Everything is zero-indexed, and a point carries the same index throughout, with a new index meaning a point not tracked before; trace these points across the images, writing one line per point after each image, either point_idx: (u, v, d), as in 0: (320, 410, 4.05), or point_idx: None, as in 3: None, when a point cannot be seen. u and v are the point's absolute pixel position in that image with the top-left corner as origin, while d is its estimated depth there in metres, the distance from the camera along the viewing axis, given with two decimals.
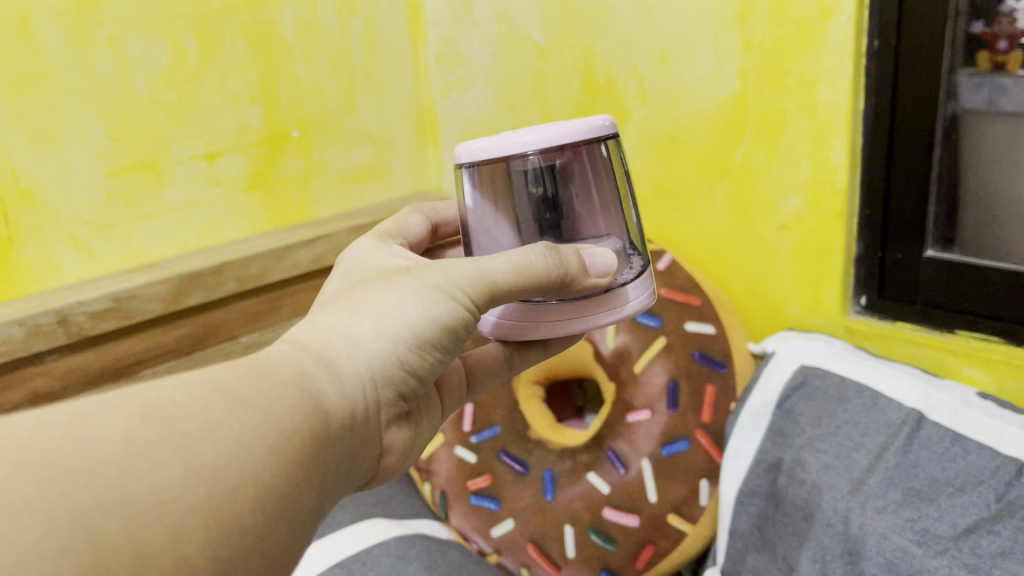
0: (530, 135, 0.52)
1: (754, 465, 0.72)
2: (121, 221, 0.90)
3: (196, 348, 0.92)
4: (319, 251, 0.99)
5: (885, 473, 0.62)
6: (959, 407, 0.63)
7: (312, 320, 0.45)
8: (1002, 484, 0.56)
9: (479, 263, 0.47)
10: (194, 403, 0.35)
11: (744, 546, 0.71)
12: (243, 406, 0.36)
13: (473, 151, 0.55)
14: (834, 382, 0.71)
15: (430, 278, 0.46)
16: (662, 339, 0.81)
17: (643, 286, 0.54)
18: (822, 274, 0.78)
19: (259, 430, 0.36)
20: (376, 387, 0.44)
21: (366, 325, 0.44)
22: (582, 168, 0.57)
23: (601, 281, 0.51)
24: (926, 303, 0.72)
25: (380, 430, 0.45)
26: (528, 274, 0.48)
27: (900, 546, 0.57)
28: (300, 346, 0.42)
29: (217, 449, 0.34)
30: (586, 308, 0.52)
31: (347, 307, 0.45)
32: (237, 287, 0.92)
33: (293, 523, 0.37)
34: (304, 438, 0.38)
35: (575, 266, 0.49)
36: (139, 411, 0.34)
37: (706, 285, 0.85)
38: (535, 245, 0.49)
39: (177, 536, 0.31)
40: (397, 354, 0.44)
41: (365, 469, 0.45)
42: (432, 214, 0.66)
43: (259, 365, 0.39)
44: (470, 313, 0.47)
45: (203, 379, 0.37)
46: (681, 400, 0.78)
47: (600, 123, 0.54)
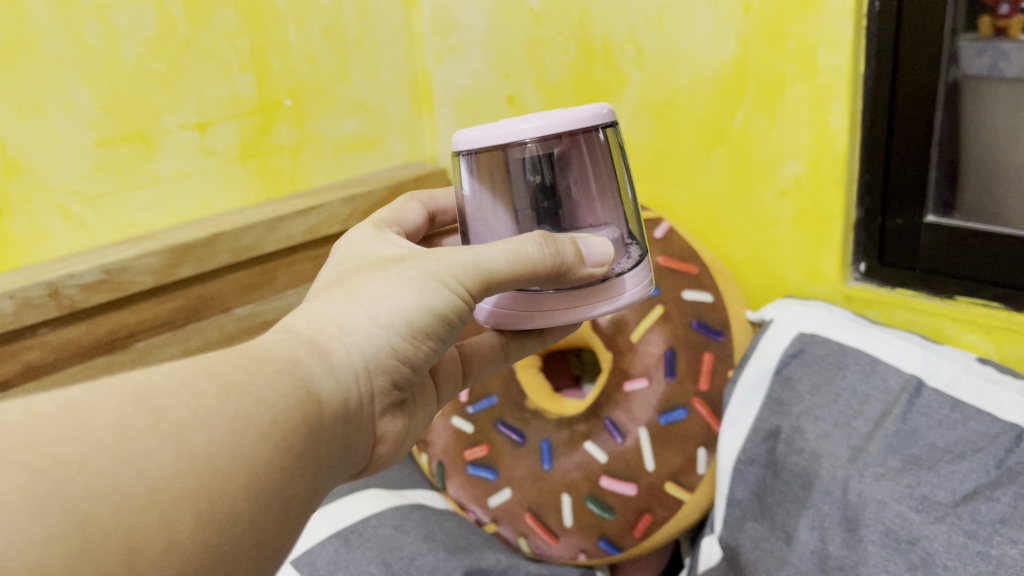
0: (527, 123, 0.51)
1: (753, 433, 0.72)
2: (112, 191, 0.89)
3: (190, 320, 0.91)
4: (312, 222, 0.98)
5: (884, 440, 0.62)
6: (959, 373, 0.63)
7: (308, 309, 0.44)
8: (1002, 450, 0.56)
9: (475, 251, 0.46)
10: (185, 390, 0.34)
11: (743, 514, 0.71)
12: (235, 392, 0.36)
13: (469, 139, 0.53)
14: (833, 349, 0.70)
15: (424, 265, 0.45)
16: (660, 307, 0.80)
17: (640, 275, 0.54)
18: (822, 241, 0.77)
19: (252, 416, 0.35)
20: (370, 376, 0.43)
21: (358, 313, 0.43)
22: (581, 156, 0.56)
23: (597, 270, 0.51)
24: (926, 269, 0.72)
25: (374, 418, 0.45)
26: (523, 262, 0.47)
27: (899, 514, 0.57)
28: (293, 335, 0.41)
29: (208, 436, 0.33)
30: (582, 297, 0.51)
31: (341, 296, 0.44)
32: (231, 258, 0.91)
33: (287, 509, 0.36)
34: (295, 417, 0.37)
35: (571, 255, 0.49)
36: (130, 398, 0.33)
37: (703, 252, 0.84)
38: (530, 234, 0.48)
39: (168, 523, 0.31)
40: (391, 343, 0.43)
41: (359, 457, 0.45)
42: (430, 202, 0.65)
43: (253, 352, 0.39)
44: (464, 301, 0.46)
45: (195, 365, 0.36)
46: (679, 367, 0.77)
47: (597, 111, 0.53)
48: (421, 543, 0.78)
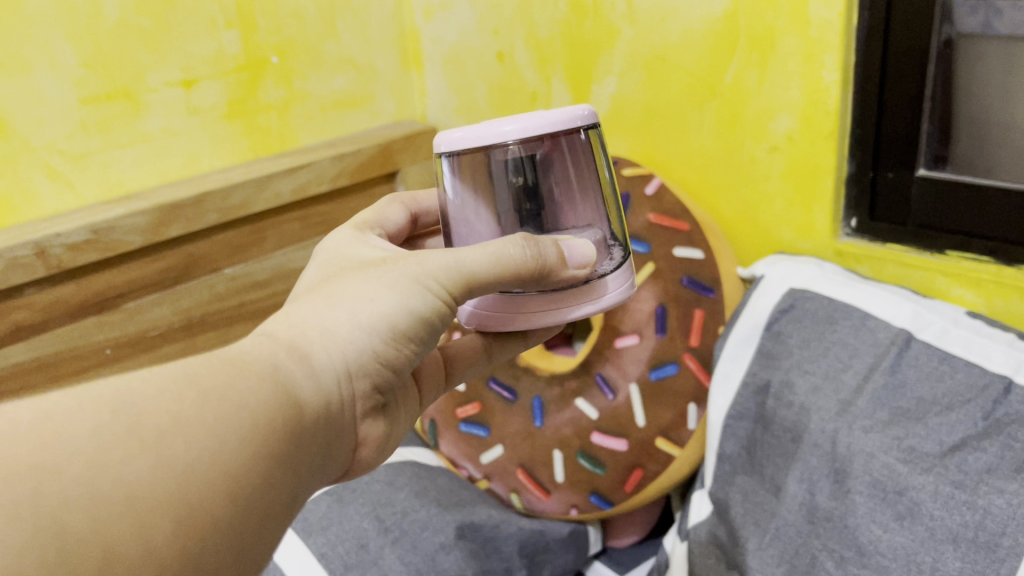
0: (510, 124, 0.52)
1: (743, 388, 0.72)
2: (97, 150, 0.88)
3: (181, 280, 0.90)
4: (301, 181, 0.97)
5: (873, 393, 0.62)
6: (948, 326, 0.63)
7: (288, 313, 0.45)
8: (989, 402, 0.56)
9: (456, 254, 0.48)
10: (164, 396, 0.35)
11: (733, 468, 0.72)
12: (215, 399, 0.36)
13: (451, 140, 0.54)
14: (823, 304, 0.70)
15: (406, 269, 0.47)
16: (650, 264, 0.79)
17: (623, 276, 0.56)
18: (812, 196, 0.77)
19: (231, 421, 0.36)
20: (351, 379, 0.44)
21: (340, 317, 0.44)
22: (563, 158, 0.59)
23: (579, 272, 0.52)
24: (917, 223, 0.72)
25: (356, 422, 0.45)
26: (505, 265, 0.48)
27: (886, 465, 0.58)
28: (274, 340, 0.42)
29: (187, 442, 0.34)
30: (564, 299, 0.53)
31: (322, 300, 0.45)
32: (220, 218, 0.91)
33: (267, 513, 0.37)
34: (274, 419, 0.38)
35: (554, 257, 0.51)
36: (107, 405, 0.34)
37: (695, 209, 0.83)
38: (513, 236, 0.50)
39: (146, 530, 0.32)
40: (373, 347, 0.44)
41: (341, 462, 0.45)
42: (412, 203, 0.65)
43: (232, 357, 0.39)
44: (446, 304, 0.47)
45: (174, 371, 0.37)
46: (670, 324, 0.77)
47: (580, 113, 0.54)
48: (413, 499, 0.79)
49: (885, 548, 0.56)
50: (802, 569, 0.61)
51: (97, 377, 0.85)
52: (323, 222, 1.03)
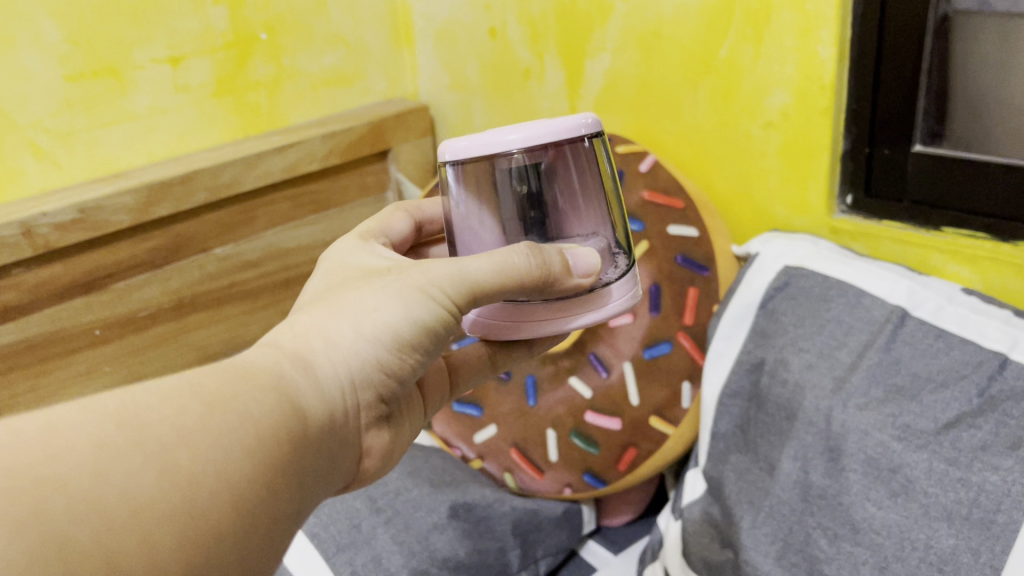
0: (513, 133, 0.53)
1: (737, 365, 0.72)
2: (84, 128, 0.87)
3: (170, 260, 0.89)
4: (291, 159, 0.96)
5: (868, 370, 0.62)
6: (943, 303, 0.62)
7: (296, 321, 0.47)
8: (984, 378, 0.56)
9: (460, 263, 0.49)
10: (167, 407, 0.37)
11: (727, 447, 0.72)
12: (220, 410, 0.38)
13: (456, 149, 0.55)
14: (818, 282, 0.69)
15: (410, 279, 0.48)
16: (645, 242, 0.78)
17: (627, 286, 0.56)
18: (808, 173, 0.76)
19: (235, 433, 0.38)
20: (354, 389, 0.46)
21: (344, 328, 0.46)
22: (567, 167, 0.59)
23: (585, 280, 0.53)
24: (912, 200, 0.71)
25: (361, 431, 0.48)
26: (508, 273, 0.49)
27: (881, 442, 0.58)
28: (279, 349, 0.44)
29: (191, 454, 0.35)
30: (567, 308, 0.54)
31: (326, 309, 0.47)
32: (209, 197, 0.90)
33: (271, 525, 0.39)
34: (278, 429, 0.40)
35: (558, 265, 0.51)
36: (110, 418, 0.35)
37: (690, 185, 0.81)
38: (518, 245, 0.51)
39: (150, 541, 0.32)
40: (376, 356, 0.46)
41: (346, 470, 0.48)
42: (416, 212, 0.65)
43: (237, 368, 0.41)
44: (451, 313, 0.49)
45: (181, 384, 0.38)
46: (664, 302, 0.77)
47: (583, 121, 0.55)
48: (406, 479, 0.79)
49: (879, 525, 0.56)
50: (796, 547, 0.61)
51: (87, 358, 0.85)
52: (313, 202, 1.02)
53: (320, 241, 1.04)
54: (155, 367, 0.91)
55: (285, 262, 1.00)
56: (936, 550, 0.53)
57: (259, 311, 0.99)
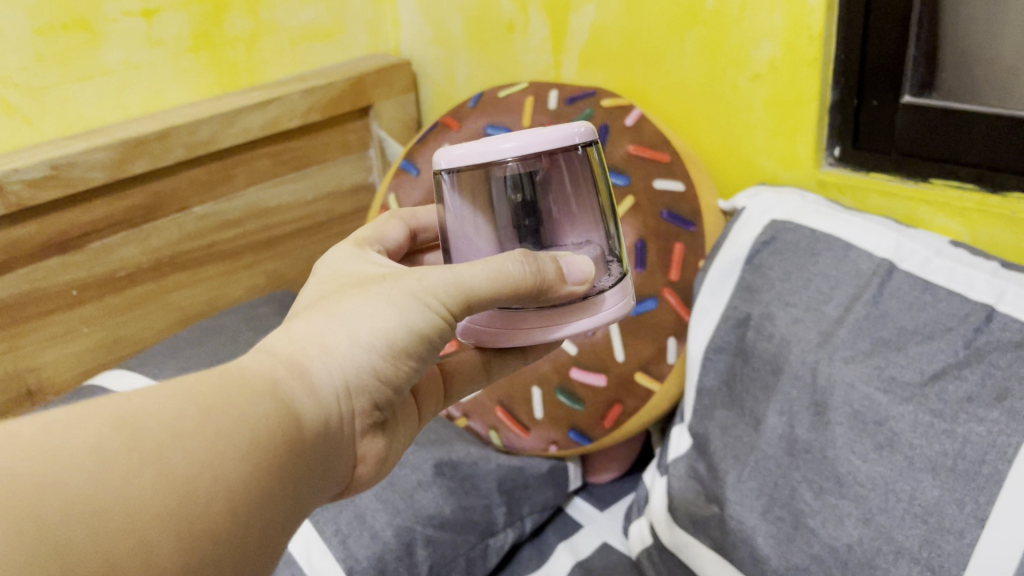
0: (508, 142, 0.51)
1: (723, 321, 0.71)
2: (55, 83, 0.84)
3: (147, 219, 0.88)
4: (271, 115, 0.94)
5: (854, 324, 0.61)
6: (931, 256, 0.61)
7: (292, 327, 0.46)
8: (971, 330, 0.55)
9: (456, 269, 0.48)
10: (164, 411, 0.37)
11: (713, 402, 0.71)
12: (214, 413, 0.38)
13: (452, 157, 0.53)
14: (805, 236, 0.68)
15: (405, 285, 0.47)
16: (630, 198, 0.77)
17: (622, 292, 0.55)
18: (796, 126, 0.75)
19: (232, 436, 0.38)
20: (349, 396, 0.45)
21: (340, 335, 0.45)
22: (561, 176, 0.58)
23: (578, 287, 0.52)
24: (901, 153, 0.70)
25: (355, 438, 0.47)
26: (503, 280, 0.49)
27: (866, 395, 0.58)
28: (274, 355, 0.44)
29: (189, 457, 0.36)
30: (563, 314, 0.53)
31: (322, 315, 0.46)
32: (187, 154, 0.88)
33: (267, 530, 0.39)
34: (276, 437, 0.40)
35: (552, 272, 0.51)
36: (107, 420, 0.35)
37: (676, 138, 0.79)
38: (512, 252, 0.50)
39: (147, 545, 0.33)
40: (371, 364, 0.45)
41: (341, 477, 0.47)
42: (410, 219, 0.65)
43: (233, 373, 0.41)
44: (445, 320, 0.48)
45: (176, 389, 0.38)
46: (650, 259, 0.77)
47: (578, 130, 0.53)
48: None
49: (863, 478, 0.56)
50: (781, 501, 0.61)
51: (64, 319, 0.84)
52: (294, 159, 1.00)
53: (301, 200, 1.02)
54: (135, 327, 0.89)
55: (265, 222, 0.99)
56: (921, 501, 0.53)
57: (240, 271, 0.98)
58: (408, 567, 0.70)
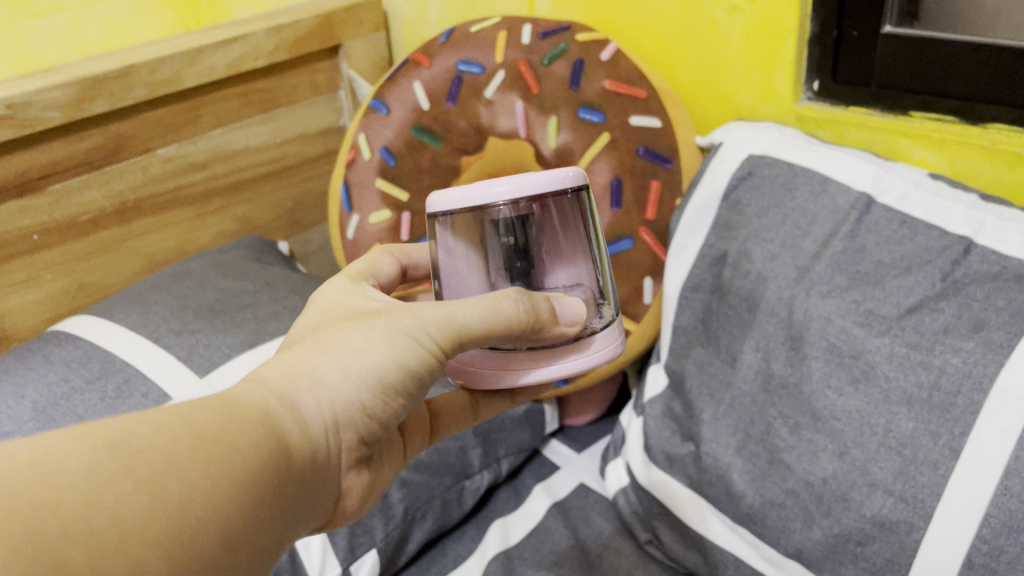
0: (501, 185, 0.49)
1: (700, 259, 0.70)
2: (8, 19, 0.81)
3: (110, 161, 0.85)
4: (236, 54, 0.91)
5: (831, 258, 0.60)
6: (909, 189, 0.60)
7: (282, 359, 0.45)
8: (948, 263, 0.55)
9: (449, 306, 0.46)
10: (159, 436, 0.35)
11: (689, 341, 0.71)
12: (209, 441, 0.37)
13: (447, 200, 0.51)
14: (783, 170, 0.67)
15: (398, 321, 0.45)
16: (606, 134, 0.76)
17: (613, 334, 0.53)
18: (774, 60, 0.73)
19: (224, 464, 0.37)
20: (338, 429, 0.44)
21: (332, 369, 0.44)
22: (552, 218, 0.56)
23: (571, 329, 0.51)
24: (880, 86, 0.68)
25: (341, 471, 0.46)
26: (497, 318, 0.47)
27: (843, 329, 0.57)
28: (265, 385, 0.42)
29: (182, 481, 0.35)
30: (554, 355, 0.51)
31: (315, 348, 0.45)
32: (149, 93, 0.85)
33: (254, 559, 0.38)
34: (268, 470, 0.39)
35: (546, 313, 0.49)
36: (103, 442, 0.34)
37: (651, 73, 0.77)
38: (507, 289, 0.48)
39: (138, 569, 0.32)
40: (360, 400, 0.44)
41: (323, 512, 0.46)
42: (403, 256, 0.61)
43: (226, 401, 0.40)
44: (436, 358, 0.46)
45: (172, 415, 0.37)
46: (625, 197, 0.75)
47: (570, 175, 0.52)
48: None
49: (839, 412, 0.56)
50: (756, 437, 0.61)
51: (26, 265, 0.81)
52: (262, 101, 0.97)
53: (271, 142, 1.00)
54: (101, 274, 0.87)
55: (234, 164, 0.96)
56: (895, 434, 0.53)
57: (210, 216, 0.96)
58: (383, 510, 0.70)
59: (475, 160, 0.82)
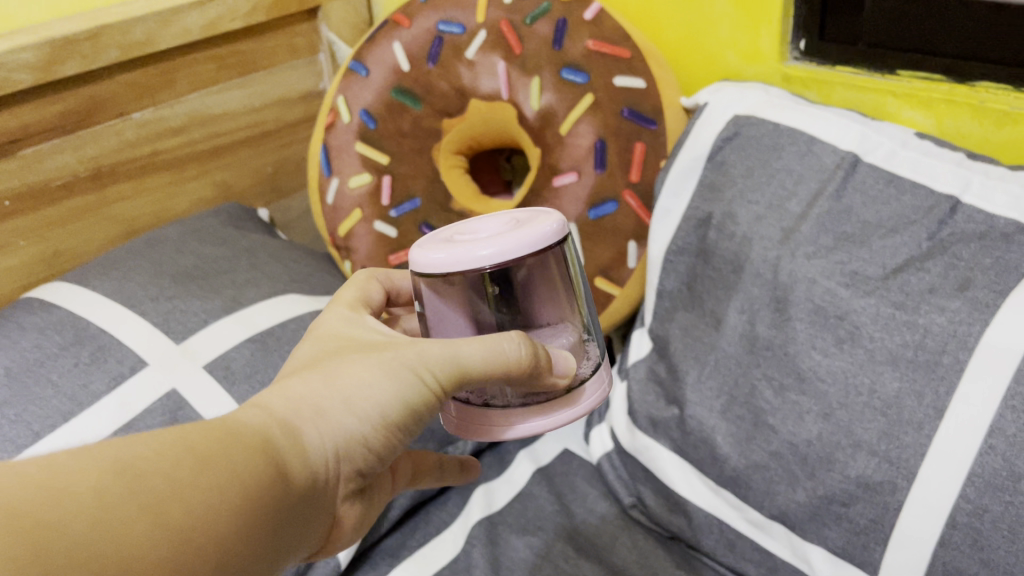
0: (486, 248, 0.47)
1: (684, 222, 0.69)
2: None
3: (82, 125, 0.83)
4: (211, 15, 0.89)
5: (817, 219, 0.59)
6: (896, 148, 0.59)
7: (284, 387, 0.42)
8: (935, 223, 0.54)
9: (453, 345, 0.44)
10: (164, 460, 0.34)
11: (674, 304, 0.70)
12: (211, 467, 0.35)
13: (430, 261, 0.48)
14: (768, 131, 0.66)
15: (403, 355, 0.43)
16: (590, 95, 0.74)
17: (602, 380, 0.52)
18: (760, 18, 0.72)
19: (225, 492, 0.35)
20: (339, 462, 0.42)
21: (335, 400, 0.41)
22: (530, 265, 0.52)
23: (563, 379, 0.49)
24: (869, 44, 0.67)
25: (337, 503, 0.43)
26: (499, 361, 0.45)
27: (829, 290, 0.56)
28: (268, 411, 0.40)
29: (185, 507, 0.33)
30: (546, 406, 0.50)
31: (319, 377, 0.42)
32: (121, 56, 0.83)
33: None
34: (265, 501, 0.37)
35: (544, 360, 0.47)
36: (107, 465, 0.33)
37: (636, 33, 0.76)
38: (509, 331, 0.46)
39: None
40: (362, 433, 0.42)
41: (316, 544, 0.43)
42: (386, 281, 0.57)
43: (229, 426, 0.38)
44: (437, 398, 0.44)
45: (176, 439, 0.35)
46: (609, 160, 0.74)
47: (555, 226, 0.49)
48: None
49: (824, 373, 0.55)
50: (741, 400, 0.61)
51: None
52: (239, 64, 0.95)
53: (249, 107, 0.98)
54: (75, 241, 0.86)
55: (211, 130, 0.94)
56: (880, 395, 0.52)
57: (187, 183, 0.94)
58: None
59: (458, 122, 0.82)
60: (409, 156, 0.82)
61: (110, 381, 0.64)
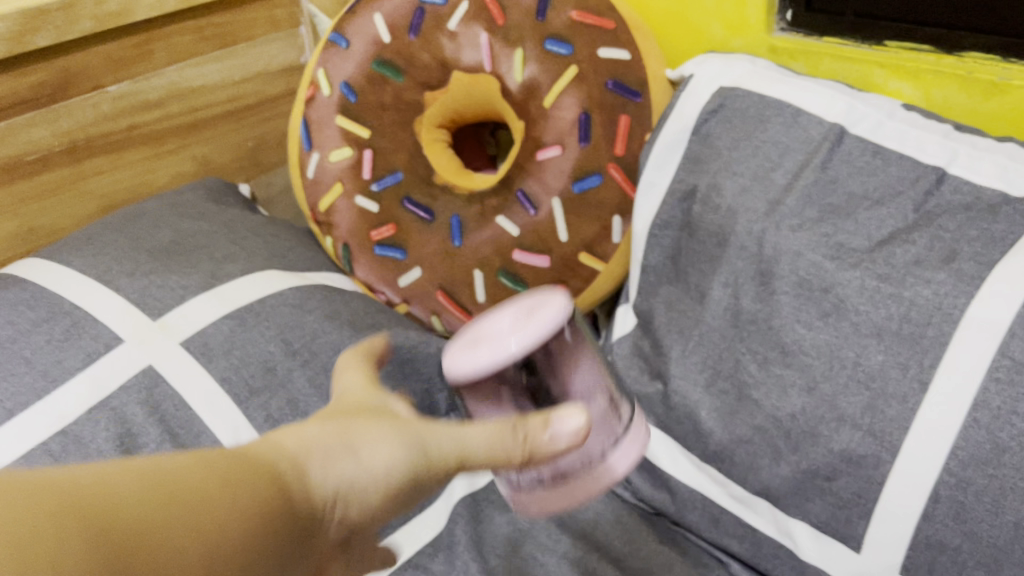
0: (514, 341, 0.46)
1: (669, 195, 0.68)
2: None
3: (58, 97, 0.81)
4: None
5: (803, 191, 0.58)
6: (883, 120, 0.59)
7: (296, 428, 0.36)
8: (921, 194, 0.54)
9: (460, 430, 0.40)
10: (197, 476, 0.30)
11: (658, 279, 0.69)
12: (246, 485, 0.31)
13: (458, 372, 0.47)
14: (754, 102, 0.65)
15: (412, 431, 0.38)
16: (574, 67, 0.73)
17: (629, 450, 0.48)
18: None
19: (259, 517, 0.30)
20: (341, 523, 0.35)
21: (347, 457, 0.35)
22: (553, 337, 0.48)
23: (566, 447, 0.42)
24: (857, 14, 0.66)
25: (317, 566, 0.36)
26: (500, 450, 0.40)
27: (814, 263, 0.55)
28: (279, 448, 0.34)
29: (219, 533, 0.29)
30: (566, 479, 0.47)
31: (332, 428, 0.36)
32: (96, 26, 0.81)
33: None
34: (285, 534, 0.32)
35: (540, 439, 0.42)
36: (137, 478, 0.28)
37: (620, 4, 0.75)
38: (505, 417, 0.42)
39: None
40: (373, 499, 0.35)
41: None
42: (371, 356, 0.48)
43: (242, 455, 0.32)
44: (439, 479, 0.38)
45: (198, 457, 0.30)
46: (594, 132, 0.73)
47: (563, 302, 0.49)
48: (325, 321, 0.71)
49: (808, 346, 0.55)
50: (725, 374, 0.60)
51: None
52: (218, 36, 0.94)
53: (228, 81, 0.96)
54: (50, 216, 0.84)
55: (190, 103, 0.93)
56: (865, 367, 0.52)
57: (166, 158, 0.92)
58: None
59: (441, 95, 0.81)
60: (391, 130, 0.81)
61: (85, 358, 0.62)
